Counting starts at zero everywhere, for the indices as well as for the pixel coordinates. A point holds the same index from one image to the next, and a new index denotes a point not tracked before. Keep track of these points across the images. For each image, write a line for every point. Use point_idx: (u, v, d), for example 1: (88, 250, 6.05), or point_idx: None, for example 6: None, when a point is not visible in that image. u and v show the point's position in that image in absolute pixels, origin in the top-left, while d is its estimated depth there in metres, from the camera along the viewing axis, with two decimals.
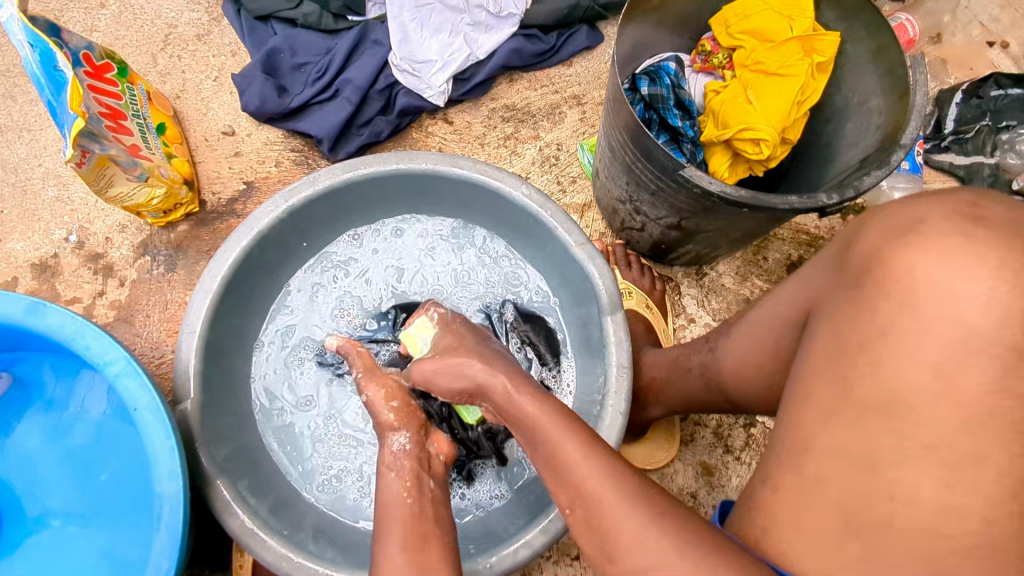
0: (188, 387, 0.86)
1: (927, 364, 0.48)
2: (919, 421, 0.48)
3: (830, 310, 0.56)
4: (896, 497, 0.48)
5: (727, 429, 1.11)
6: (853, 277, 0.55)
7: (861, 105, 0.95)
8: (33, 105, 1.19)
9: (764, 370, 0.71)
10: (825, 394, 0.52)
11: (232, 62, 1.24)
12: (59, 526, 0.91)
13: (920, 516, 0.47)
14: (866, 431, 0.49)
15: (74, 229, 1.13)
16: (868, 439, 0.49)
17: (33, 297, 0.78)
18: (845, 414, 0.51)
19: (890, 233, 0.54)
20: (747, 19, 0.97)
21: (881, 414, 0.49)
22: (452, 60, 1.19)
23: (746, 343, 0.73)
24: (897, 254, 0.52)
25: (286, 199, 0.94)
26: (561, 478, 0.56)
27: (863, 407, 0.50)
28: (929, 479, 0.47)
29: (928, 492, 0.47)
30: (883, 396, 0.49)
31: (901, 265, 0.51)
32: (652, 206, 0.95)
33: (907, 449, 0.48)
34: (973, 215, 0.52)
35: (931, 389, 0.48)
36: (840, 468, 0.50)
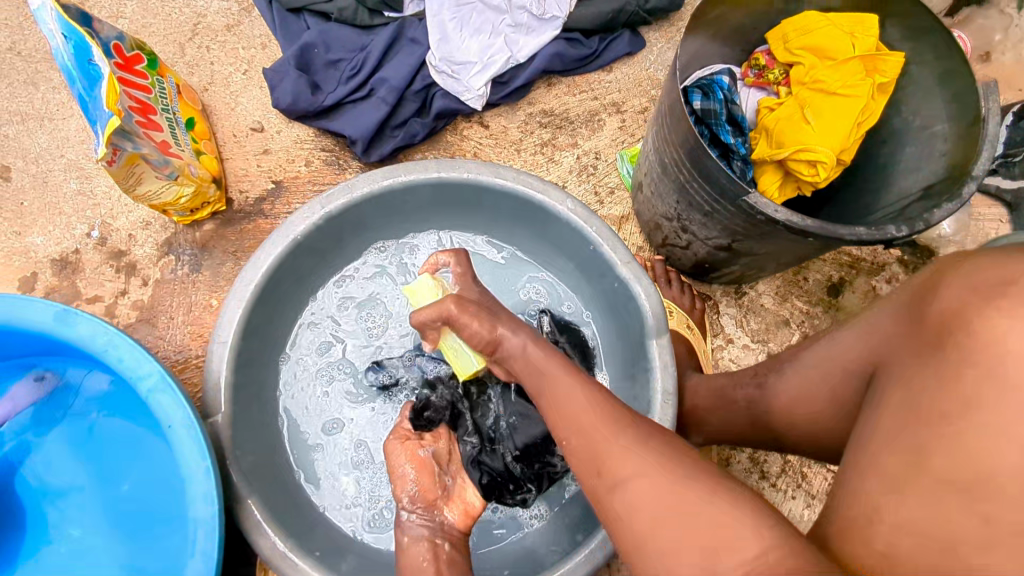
0: (219, 400, 0.83)
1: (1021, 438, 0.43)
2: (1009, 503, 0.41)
3: (904, 364, 0.52)
4: None
5: (763, 455, 1.08)
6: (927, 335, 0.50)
7: (923, 129, 0.91)
8: (55, 93, 1.14)
9: (826, 414, 0.67)
10: (896, 464, 0.46)
11: (262, 54, 1.19)
12: (80, 534, 0.90)
13: None
14: (944, 509, 0.43)
15: (96, 224, 1.09)
16: (948, 519, 0.43)
17: (64, 304, 0.74)
18: (921, 487, 0.44)
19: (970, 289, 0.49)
20: (808, 34, 0.94)
21: (966, 493, 0.43)
22: (491, 63, 1.15)
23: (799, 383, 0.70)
24: (981, 316, 0.46)
25: (323, 205, 0.91)
26: (623, 532, 0.52)
27: (945, 483, 0.43)
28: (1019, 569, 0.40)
29: None
30: (968, 472, 0.43)
31: (984, 326, 0.45)
32: (703, 226, 0.92)
33: (993, 534, 0.41)
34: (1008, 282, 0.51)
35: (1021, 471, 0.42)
36: (915, 547, 0.43)
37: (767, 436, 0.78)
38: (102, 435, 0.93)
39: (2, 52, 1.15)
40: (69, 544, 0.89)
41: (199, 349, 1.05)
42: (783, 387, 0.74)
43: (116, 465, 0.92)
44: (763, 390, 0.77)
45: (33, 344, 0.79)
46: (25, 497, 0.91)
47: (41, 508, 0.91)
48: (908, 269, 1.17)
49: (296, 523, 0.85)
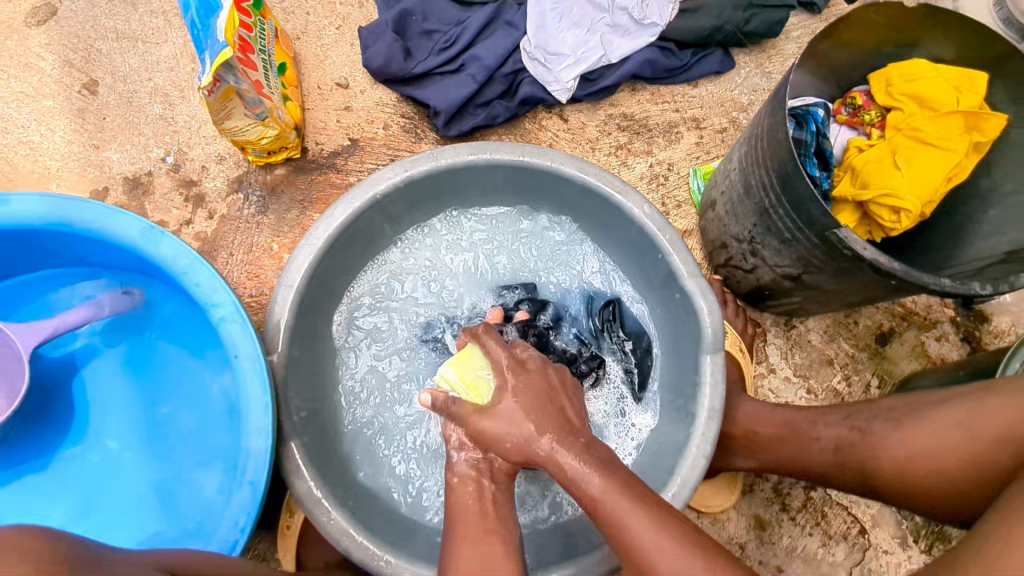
0: (278, 341, 0.84)
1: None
2: None
3: None
4: None
5: (786, 487, 1.09)
6: None
7: (1011, 195, 0.91)
8: (152, 17, 1.16)
9: None
10: None
11: (358, 13, 1.20)
12: (117, 448, 0.91)
13: None
14: None
15: (172, 151, 1.11)
16: None
17: (151, 222, 0.76)
18: None
19: None
20: (914, 82, 0.93)
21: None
22: (585, 59, 1.15)
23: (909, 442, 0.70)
24: None
25: (407, 169, 0.91)
26: None
27: None
28: None
29: None
30: None
31: None
32: (775, 253, 0.92)
33: None
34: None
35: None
36: None
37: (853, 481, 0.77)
38: (153, 356, 0.94)
39: None
40: (105, 455, 0.91)
41: (252, 290, 1.06)
42: (896, 438, 0.72)
43: (162, 386, 0.93)
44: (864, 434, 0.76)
45: (110, 254, 0.81)
46: (67, 401, 0.92)
47: (81, 414, 0.92)
48: (958, 331, 1.16)
49: (333, 476, 0.86)
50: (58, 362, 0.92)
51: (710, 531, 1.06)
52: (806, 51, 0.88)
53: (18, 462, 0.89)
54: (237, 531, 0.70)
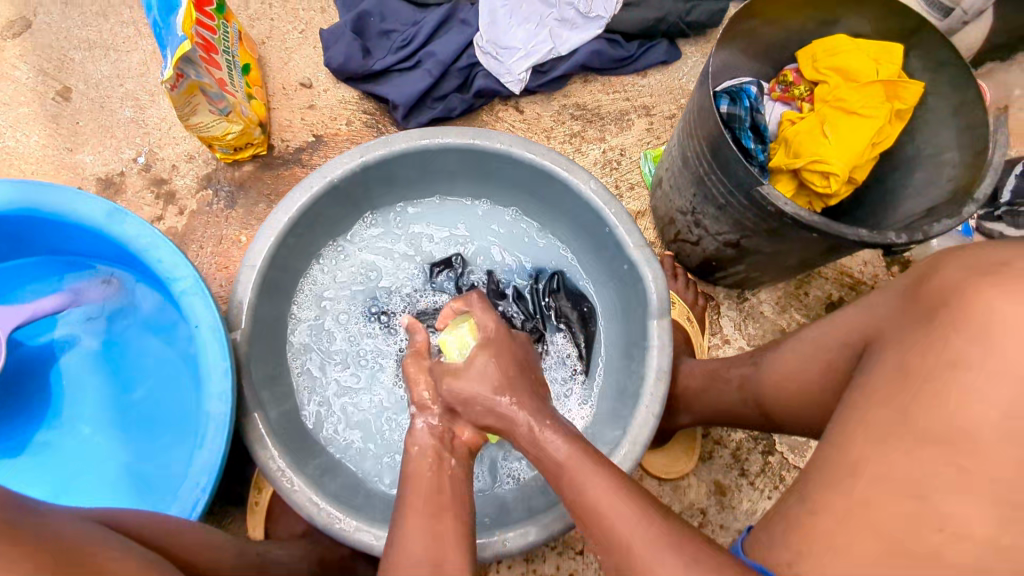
0: (241, 318, 0.88)
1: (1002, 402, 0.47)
2: (980, 458, 0.46)
3: (897, 338, 0.57)
4: (945, 529, 0.45)
5: (745, 453, 1.12)
6: (926, 311, 0.55)
7: (933, 157, 0.97)
8: (123, 27, 1.22)
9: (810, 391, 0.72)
10: (884, 418, 0.50)
11: (320, 18, 1.26)
12: (89, 432, 0.94)
13: (965, 552, 0.45)
14: (921, 457, 0.47)
15: (144, 151, 1.16)
16: (921, 469, 0.47)
17: (116, 203, 0.80)
18: (903, 439, 0.49)
19: (971, 271, 0.54)
20: (836, 56, 1.00)
21: (938, 445, 0.47)
22: (535, 51, 1.22)
23: (789, 362, 0.75)
24: (976, 292, 0.51)
25: (363, 154, 0.96)
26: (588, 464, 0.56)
27: (922, 437, 0.48)
28: (978, 512, 0.45)
29: (977, 527, 0.45)
30: (946, 429, 0.47)
31: (980, 304, 0.50)
32: (714, 220, 0.97)
33: (963, 483, 0.46)
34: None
35: (995, 426, 0.46)
36: (887, 492, 0.47)
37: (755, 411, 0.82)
38: (125, 342, 0.97)
39: None
40: (78, 439, 0.93)
41: (222, 280, 1.11)
42: (779, 366, 0.77)
43: (134, 371, 0.96)
44: (756, 370, 0.81)
45: (81, 237, 0.86)
46: (43, 387, 0.95)
47: (56, 400, 0.95)
48: None
49: (296, 446, 0.90)
50: (34, 350, 0.96)
51: (672, 498, 1.08)
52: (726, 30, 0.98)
53: None
54: (200, 490, 0.75)
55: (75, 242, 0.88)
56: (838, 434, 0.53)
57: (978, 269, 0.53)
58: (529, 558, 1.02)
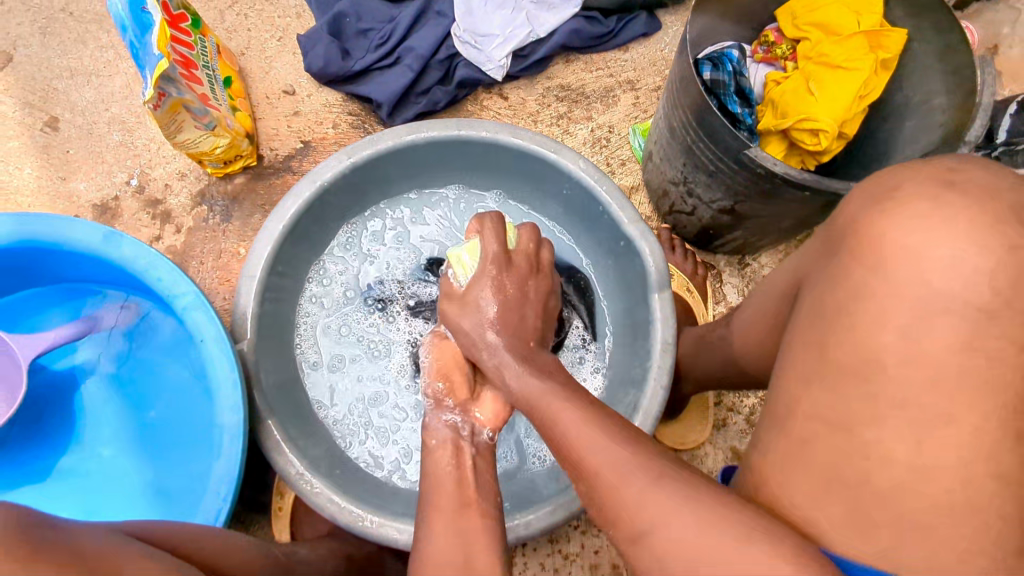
0: (246, 329, 0.89)
1: (896, 325, 0.47)
2: (892, 382, 0.46)
3: (811, 278, 0.55)
4: (871, 457, 0.46)
5: (759, 418, 1.12)
6: (831, 244, 0.54)
7: (921, 104, 0.96)
8: (102, 52, 1.22)
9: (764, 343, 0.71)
10: (810, 359, 0.50)
11: (297, 23, 1.26)
12: (110, 454, 0.95)
13: (896, 475, 0.45)
14: (842, 393, 0.48)
15: (136, 173, 1.16)
16: (845, 403, 0.48)
17: (111, 227, 0.81)
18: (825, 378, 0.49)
19: (866, 200, 0.51)
20: (816, 11, 0.99)
21: (855, 377, 0.47)
22: (513, 36, 1.21)
23: (749, 317, 0.74)
24: (874, 222, 0.49)
25: (351, 155, 0.96)
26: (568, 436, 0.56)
27: (838, 371, 0.48)
28: (904, 441, 0.46)
29: (902, 454, 0.45)
30: (859, 359, 0.47)
31: (876, 231, 0.49)
32: (707, 188, 0.97)
33: (880, 410, 0.46)
34: (946, 179, 0.49)
35: (897, 350, 0.46)
36: (821, 432, 0.48)
37: (732, 369, 0.82)
38: (137, 363, 0.98)
39: (57, 12, 1.23)
40: (100, 461, 0.95)
41: (226, 293, 1.12)
42: (740, 321, 0.77)
43: (148, 391, 0.97)
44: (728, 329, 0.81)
45: (85, 264, 0.86)
46: (61, 414, 0.96)
47: (75, 425, 0.96)
48: None
49: (315, 449, 0.91)
50: (49, 377, 0.97)
51: (690, 468, 1.09)
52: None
53: (18, 475, 0.93)
54: (220, 500, 0.76)
55: (80, 269, 0.89)
56: (779, 380, 0.53)
57: (870, 195, 0.52)
58: (553, 539, 1.03)
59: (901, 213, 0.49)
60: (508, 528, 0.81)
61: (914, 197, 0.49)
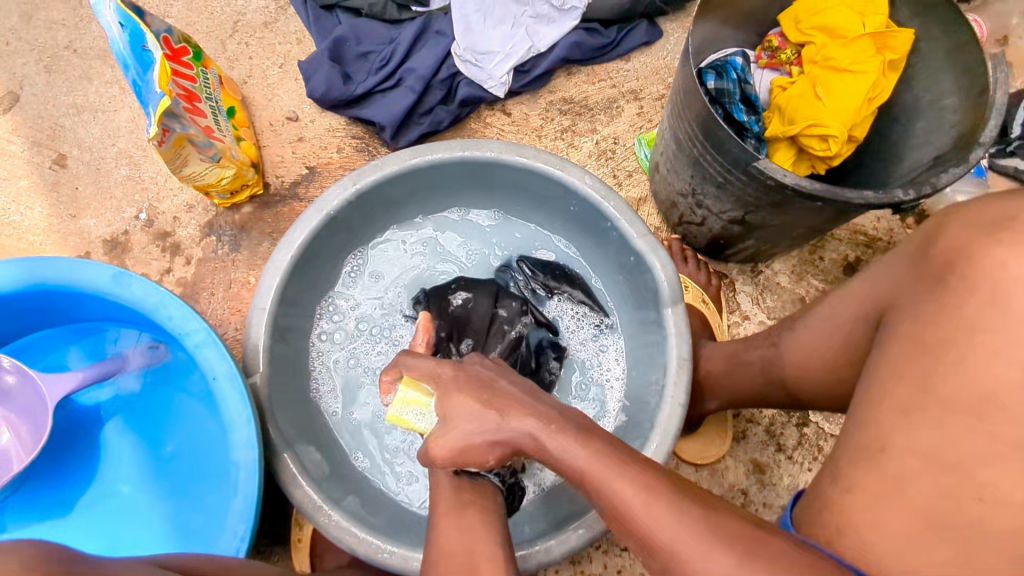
0: (258, 361, 0.88)
1: (1016, 360, 0.48)
2: (1006, 420, 0.47)
3: (911, 309, 0.56)
4: (984, 499, 0.46)
5: (780, 428, 1.10)
6: (932, 277, 0.56)
7: (933, 104, 0.94)
8: (107, 87, 1.23)
9: (828, 360, 0.71)
10: (906, 392, 0.50)
11: (297, 49, 1.27)
12: (129, 491, 0.96)
13: (1008, 519, 0.46)
14: (949, 430, 0.48)
15: (144, 208, 1.17)
16: (955, 438, 0.48)
17: (120, 267, 0.81)
18: (928, 412, 0.49)
19: (980, 231, 0.54)
20: (820, 13, 0.97)
21: (969, 412, 0.48)
22: (514, 52, 1.21)
23: (805, 337, 0.74)
24: (984, 253, 0.52)
25: (356, 181, 0.96)
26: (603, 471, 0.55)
27: (948, 406, 0.48)
28: (1017, 481, 0.46)
29: (1018, 495, 0.46)
30: (973, 395, 0.48)
31: (994, 262, 0.51)
32: (716, 199, 0.96)
33: (995, 449, 0.47)
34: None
35: (1016, 388, 0.47)
36: (922, 469, 0.48)
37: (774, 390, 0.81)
38: (152, 399, 0.98)
39: (60, 50, 1.24)
40: (118, 498, 0.95)
41: (238, 324, 1.12)
42: (794, 341, 0.76)
43: (163, 426, 0.97)
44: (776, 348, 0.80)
45: (96, 305, 0.87)
46: (80, 453, 0.97)
47: (93, 463, 0.97)
48: None
49: (330, 479, 0.90)
50: (67, 417, 0.97)
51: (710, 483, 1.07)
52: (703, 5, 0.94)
53: (40, 516, 0.94)
54: (239, 538, 0.75)
55: (93, 309, 0.90)
56: (860, 411, 0.53)
57: (979, 228, 0.54)
58: (576, 561, 1.02)
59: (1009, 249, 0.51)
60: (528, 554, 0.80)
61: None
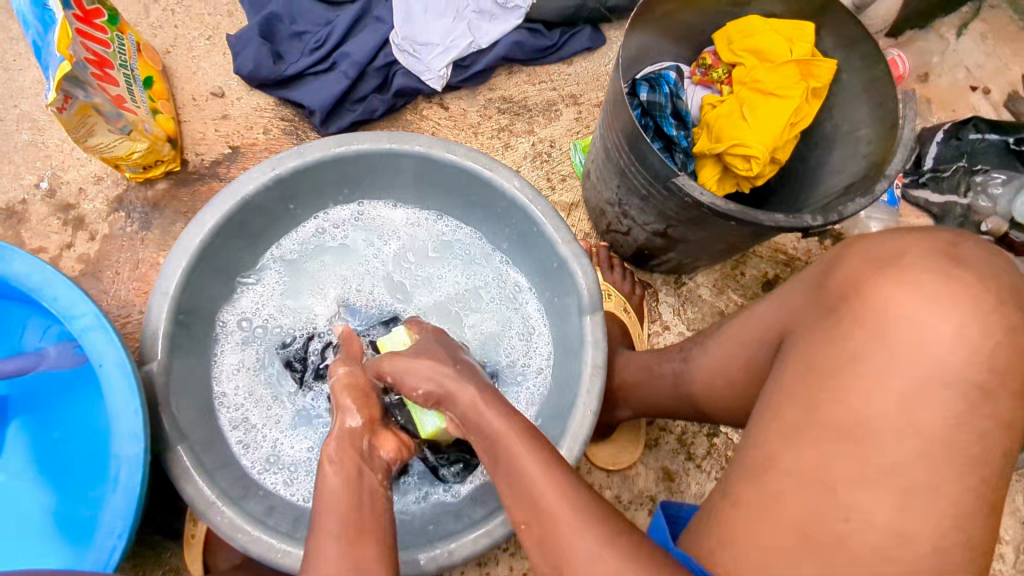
0: (156, 349, 0.84)
1: (895, 392, 0.51)
2: (882, 448, 0.50)
3: (808, 333, 0.59)
4: (850, 519, 0.49)
5: (690, 437, 1.12)
6: (830, 304, 0.58)
7: (849, 133, 0.98)
8: (12, 43, 1.14)
9: (733, 387, 0.74)
10: (792, 414, 0.54)
11: (227, 22, 1.21)
12: (7, 478, 0.89)
13: (872, 537, 0.48)
14: (830, 454, 0.51)
15: (46, 176, 1.09)
16: (829, 462, 0.51)
17: (1, 242, 0.76)
18: (809, 435, 0.52)
19: (870, 265, 0.57)
20: (751, 37, 0.99)
21: (847, 439, 0.51)
22: (454, 46, 1.19)
23: (716, 359, 0.77)
24: (871, 291, 0.55)
25: (274, 167, 0.92)
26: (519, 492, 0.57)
27: (825, 430, 0.52)
28: (884, 505, 0.49)
29: (883, 517, 0.49)
30: (849, 422, 0.51)
31: (876, 302, 0.54)
32: (640, 211, 0.97)
33: (865, 473, 0.50)
34: (952, 256, 0.55)
35: (891, 419, 0.50)
36: (797, 486, 0.51)
37: (684, 403, 0.85)
38: (53, 387, 0.91)
39: None
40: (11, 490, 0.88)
41: (144, 306, 1.06)
42: (705, 361, 0.79)
43: (60, 419, 0.90)
44: (685, 364, 0.84)
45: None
46: None
47: None
48: None
49: (226, 473, 0.87)
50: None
51: (621, 489, 1.09)
52: (638, 11, 0.93)
53: None
54: (115, 535, 0.71)
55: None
56: (756, 429, 0.56)
57: (878, 262, 0.57)
58: (482, 562, 1.02)
59: (899, 284, 0.54)
60: (429, 557, 0.77)
61: (919, 274, 0.54)
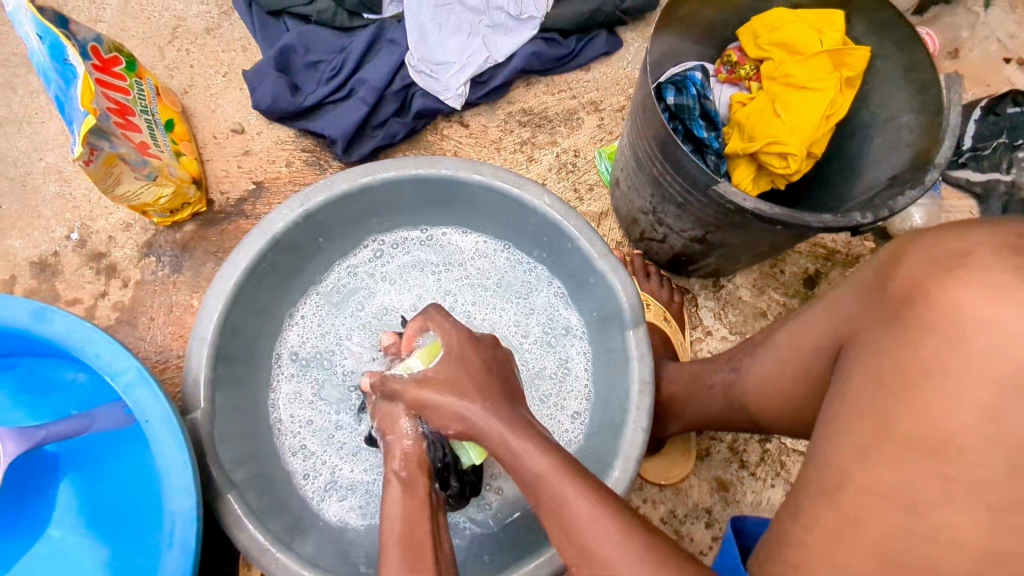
0: (199, 397, 0.83)
1: (972, 402, 0.43)
2: (967, 465, 0.43)
3: (866, 340, 0.53)
4: (939, 541, 0.43)
5: (742, 445, 1.09)
6: (893, 310, 0.51)
7: (889, 121, 0.94)
8: (33, 97, 1.15)
9: (786, 393, 0.71)
10: (863, 431, 0.47)
11: (242, 57, 1.20)
12: (60, 536, 0.88)
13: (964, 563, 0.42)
14: (909, 471, 0.44)
15: (76, 227, 1.09)
16: (910, 482, 0.44)
17: (40, 302, 0.75)
18: (884, 452, 0.45)
19: (933, 265, 0.49)
20: (777, 31, 0.96)
21: (924, 453, 0.44)
22: (470, 63, 1.17)
23: (771, 367, 0.73)
24: (941, 288, 0.47)
25: (303, 202, 0.91)
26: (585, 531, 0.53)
27: (905, 444, 0.45)
28: (974, 522, 0.42)
29: (972, 537, 0.42)
30: (931, 435, 0.44)
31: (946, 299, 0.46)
32: (676, 218, 0.94)
33: (951, 492, 0.43)
34: (1018, 246, 0.47)
35: (975, 431, 0.42)
36: (879, 508, 0.44)
37: (739, 413, 0.82)
38: (107, 442, 0.91)
39: None
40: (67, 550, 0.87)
41: (182, 350, 1.06)
42: (757, 370, 0.76)
43: (116, 473, 0.90)
44: (735, 373, 0.81)
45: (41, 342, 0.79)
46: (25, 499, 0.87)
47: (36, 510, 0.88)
48: None
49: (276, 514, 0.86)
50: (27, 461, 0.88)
51: (675, 502, 1.06)
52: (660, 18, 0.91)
53: None
54: None
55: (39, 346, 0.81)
56: (821, 449, 0.50)
57: (941, 260, 0.49)
58: None
59: (963, 279, 0.46)
60: None
61: (989, 265, 0.46)
